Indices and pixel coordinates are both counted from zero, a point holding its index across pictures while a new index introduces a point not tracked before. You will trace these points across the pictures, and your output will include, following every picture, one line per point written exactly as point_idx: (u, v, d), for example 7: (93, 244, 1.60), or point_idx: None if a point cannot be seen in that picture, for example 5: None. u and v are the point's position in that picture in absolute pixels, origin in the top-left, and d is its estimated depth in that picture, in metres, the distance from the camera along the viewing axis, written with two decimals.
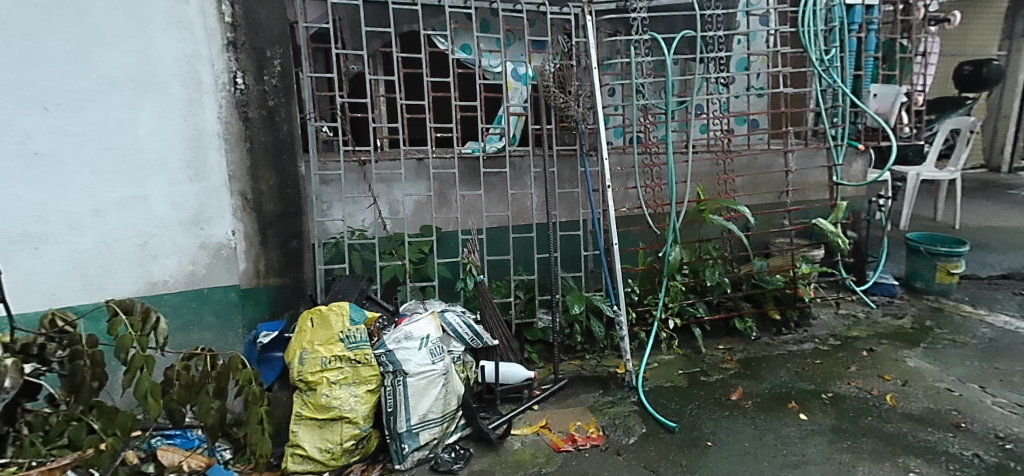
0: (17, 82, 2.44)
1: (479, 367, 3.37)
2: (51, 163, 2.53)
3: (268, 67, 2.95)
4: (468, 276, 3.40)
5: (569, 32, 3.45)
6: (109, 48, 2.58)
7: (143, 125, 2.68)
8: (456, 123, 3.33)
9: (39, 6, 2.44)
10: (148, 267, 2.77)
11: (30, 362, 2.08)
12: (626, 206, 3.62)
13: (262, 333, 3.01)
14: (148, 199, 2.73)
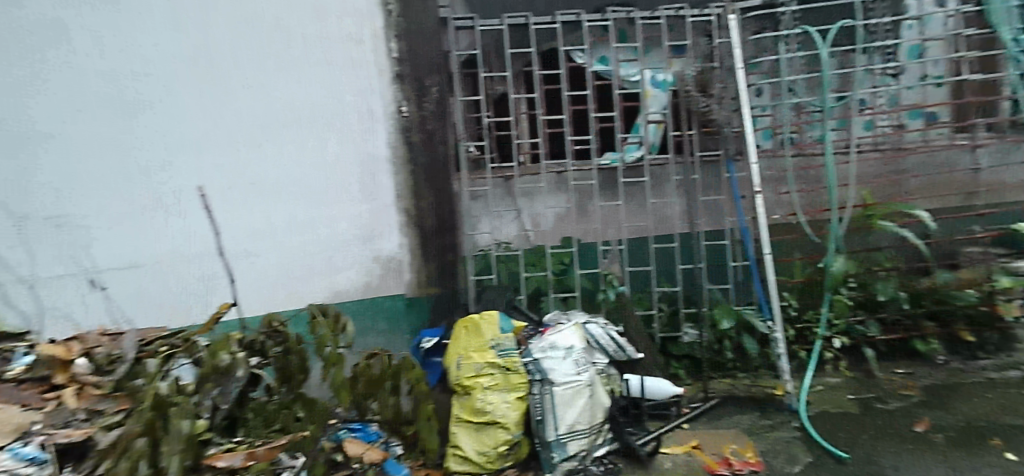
0: (236, 123, 2.88)
1: (624, 380, 3.22)
2: (261, 190, 2.95)
3: (427, 94, 3.13)
4: (609, 287, 3.41)
5: (711, 33, 3.34)
6: (304, 90, 2.95)
7: (328, 154, 3.02)
8: (594, 135, 3.36)
9: (251, 58, 2.86)
10: (332, 277, 3.11)
11: (256, 356, 2.68)
12: (778, 214, 3.37)
13: (425, 338, 3.19)
14: (333, 218, 3.07)
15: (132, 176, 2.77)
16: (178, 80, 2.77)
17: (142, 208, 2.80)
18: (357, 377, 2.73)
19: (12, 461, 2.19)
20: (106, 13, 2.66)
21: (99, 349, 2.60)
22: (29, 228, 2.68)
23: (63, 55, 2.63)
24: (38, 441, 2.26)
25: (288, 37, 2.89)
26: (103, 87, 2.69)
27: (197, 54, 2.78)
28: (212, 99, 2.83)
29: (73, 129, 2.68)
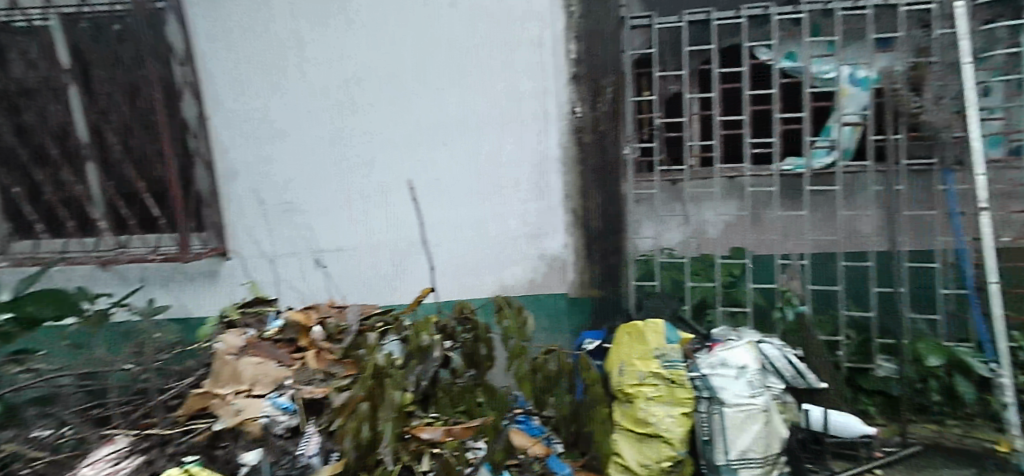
0: (427, 125, 3.08)
1: (804, 410, 2.91)
2: (444, 188, 3.13)
3: (602, 94, 3.05)
4: (787, 306, 3.10)
5: (929, 24, 2.88)
6: (490, 92, 3.05)
7: (505, 154, 3.09)
8: (777, 138, 3.02)
9: (445, 63, 3.03)
10: (501, 272, 3.20)
11: (452, 339, 2.60)
12: (1007, 236, 2.89)
13: (586, 340, 3.13)
14: (505, 215, 3.15)
15: (345, 171, 3.11)
16: (384, 85, 3.05)
17: (351, 199, 3.13)
18: (535, 372, 2.75)
19: (271, 409, 2.34)
20: (332, 28, 3.01)
21: (330, 319, 2.67)
22: (268, 212, 3.13)
23: (299, 65, 3.03)
24: (289, 393, 2.39)
25: (477, 42, 3.01)
26: (327, 92, 3.05)
27: (400, 61, 3.03)
28: (411, 103, 3.07)
29: (303, 128, 3.09)
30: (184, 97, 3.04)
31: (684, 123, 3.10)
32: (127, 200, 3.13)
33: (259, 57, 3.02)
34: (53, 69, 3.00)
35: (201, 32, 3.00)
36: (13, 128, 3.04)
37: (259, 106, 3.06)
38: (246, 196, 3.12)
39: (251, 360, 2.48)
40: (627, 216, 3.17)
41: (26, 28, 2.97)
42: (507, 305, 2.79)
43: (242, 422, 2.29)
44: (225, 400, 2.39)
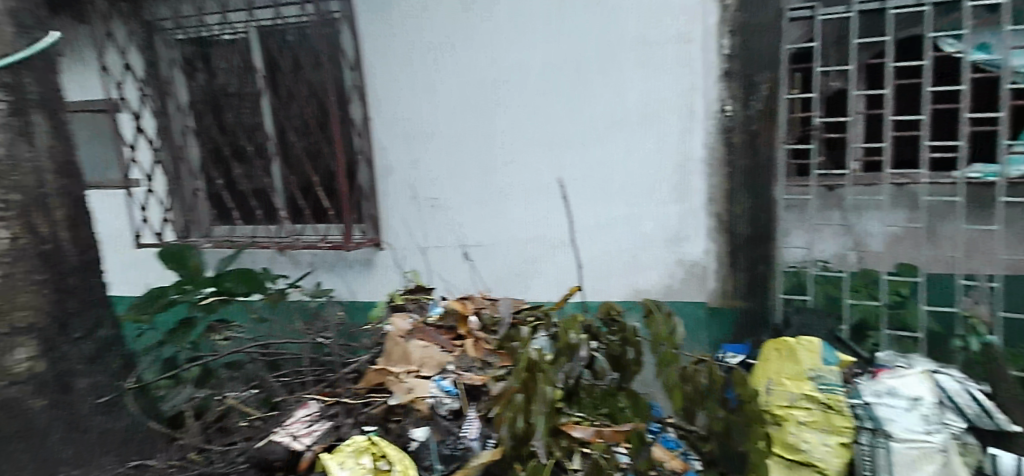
0: (566, 124, 2.96)
1: (988, 454, 2.46)
2: (581, 188, 3.00)
3: (756, 92, 2.70)
4: (970, 336, 2.60)
5: None
6: (637, 90, 2.85)
7: (645, 154, 2.89)
8: (965, 141, 2.56)
9: (587, 62, 2.89)
10: (635, 276, 3.01)
11: (596, 340, 2.63)
12: None
13: (728, 353, 2.83)
14: (642, 218, 2.94)
15: (488, 168, 3.09)
16: (526, 83, 2.98)
17: (494, 196, 3.11)
18: (686, 381, 2.53)
19: (437, 391, 2.41)
20: (478, 28, 2.99)
21: (485, 310, 2.74)
22: (416, 206, 3.21)
23: (449, 65, 3.05)
24: (451, 377, 2.48)
25: (625, 38, 2.83)
26: (473, 91, 3.04)
27: (543, 59, 2.94)
28: (551, 100, 2.97)
29: (451, 127, 3.11)
30: (353, 100, 3.21)
31: (849, 123, 2.71)
32: (304, 191, 3.36)
33: (411, 58, 3.09)
34: (248, 75, 3.32)
35: (364, 35, 3.13)
36: (217, 125, 3.44)
37: (411, 105, 3.14)
38: (398, 191, 3.22)
39: (419, 343, 2.59)
40: (777, 222, 2.80)
41: (229, 37, 3.31)
42: (657, 308, 2.67)
43: (414, 400, 2.36)
44: (399, 378, 2.45)
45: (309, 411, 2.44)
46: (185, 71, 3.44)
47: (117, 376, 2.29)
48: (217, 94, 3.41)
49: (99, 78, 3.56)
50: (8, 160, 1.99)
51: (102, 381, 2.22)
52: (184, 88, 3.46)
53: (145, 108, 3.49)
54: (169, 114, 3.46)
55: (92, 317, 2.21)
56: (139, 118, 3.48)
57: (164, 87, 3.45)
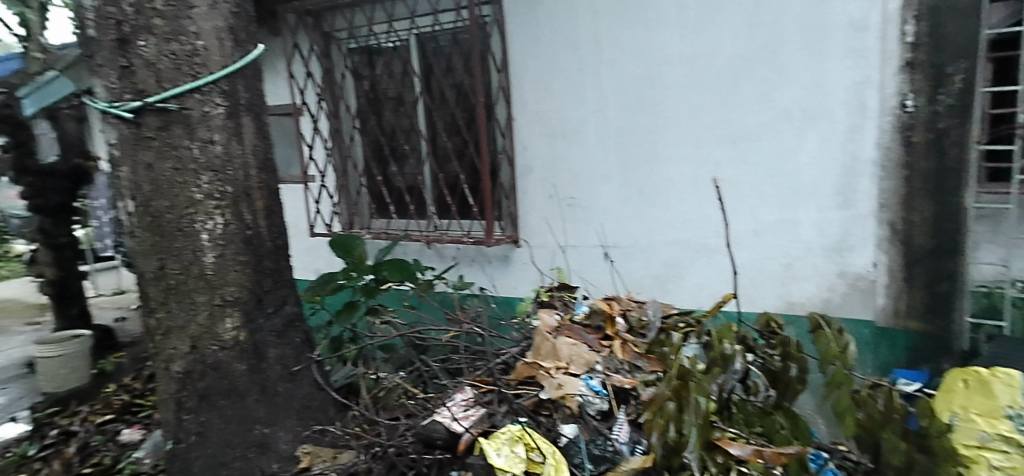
0: (716, 122, 2.78)
1: None
2: (730, 190, 2.81)
3: (946, 84, 2.35)
4: None
5: None
6: (799, 85, 2.60)
7: (805, 155, 2.64)
8: None
9: (743, 56, 2.69)
10: (788, 286, 2.77)
11: (752, 353, 2.26)
12: None
13: (901, 380, 2.50)
14: (799, 223, 2.70)
15: (628, 169, 2.99)
16: (675, 80, 2.83)
17: (635, 197, 3.00)
18: (860, 407, 2.10)
19: (585, 389, 2.10)
20: (627, 24, 2.89)
21: (632, 312, 2.42)
22: (555, 207, 3.20)
23: (595, 63, 2.99)
24: (601, 376, 2.15)
25: (788, 30, 2.59)
26: (619, 88, 2.95)
27: (694, 53, 2.77)
28: (701, 97, 2.79)
29: (593, 127, 3.04)
30: (498, 102, 3.29)
31: None
32: (451, 188, 3.51)
33: (558, 57, 3.07)
34: (405, 78, 3.50)
35: (512, 38, 3.18)
36: (379, 126, 3.68)
37: (555, 103, 3.12)
38: (537, 191, 3.23)
39: (567, 340, 2.25)
40: (971, 234, 2.40)
41: (393, 44, 3.50)
42: (827, 324, 2.28)
43: (565, 397, 2.05)
44: (548, 372, 2.14)
45: (466, 396, 2.20)
46: (354, 76, 3.71)
47: (300, 350, 2.66)
48: (380, 98, 3.65)
49: (287, 85, 3.98)
50: (223, 158, 2.39)
51: (288, 353, 2.61)
52: (353, 92, 3.74)
53: (321, 113, 3.83)
54: (341, 117, 3.78)
55: (281, 295, 2.60)
56: (316, 121, 3.84)
57: (337, 92, 3.76)
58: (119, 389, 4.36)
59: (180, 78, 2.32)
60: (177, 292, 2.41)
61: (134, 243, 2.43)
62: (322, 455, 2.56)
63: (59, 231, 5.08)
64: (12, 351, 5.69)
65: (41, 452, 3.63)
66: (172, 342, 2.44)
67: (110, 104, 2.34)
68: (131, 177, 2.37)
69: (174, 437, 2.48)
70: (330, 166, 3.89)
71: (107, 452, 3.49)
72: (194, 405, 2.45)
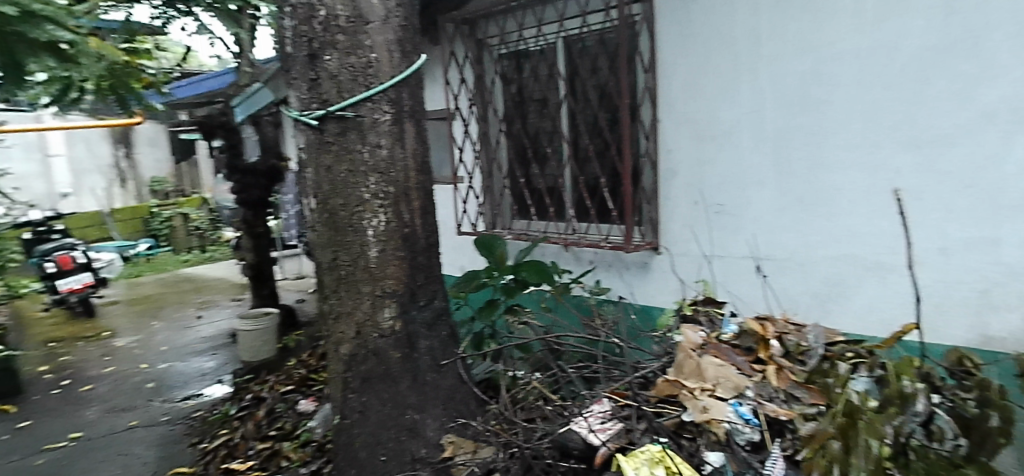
0: (897, 123, 2.39)
1: None
2: (911, 202, 2.39)
3: None
4: None
5: None
6: (1009, 79, 2.11)
7: (1012, 163, 2.14)
8: None
9: (935, 47, 2.26)
10: (985, 319, 2.27)
11: (938, 394, 1.92)
12: None
13: None
14: (1001, 245, 2.20)
15: (786, 175, 2.71)
16: (846, 77, 2.49)
17: (794, 206, 2.71)
18: None
19: (734, 416, 1.94)
20: (793, 17, 2.61)
21: (789, 336, 2.14)
22: (701, 213, 3.03)
23: (753, 61, 2.75)
24: (751, 404, 1.98)
25: (997, 13, 2.12)
26: (780, 87, 2.68)
27: (871, 46, 2.41)
28: (878, 95, 2.42)
29: (745, 129, 2.82)
30: (645, 102, 3.19)
31: None
32: (592, 191, 3.43)
33: (714, 54, 2.88)
34: (551, 81, 3.48)
35: (662, 37, 3.06)
36: (524, 128, 3.70)
37: (708, 104, 2.93)
38: (682, 196, 3.09)
39: (714, 360, 2.09)
40: None
41: (541, 47, 3.50)
42: None
43: (710, 421, 1.92)
44: (691, 394, 2.02)
45: (604, 408, 2.12)
46: (503, 81, 3.76)
47: (447, 344, 2.74)
48: (525, 100, 3.67)
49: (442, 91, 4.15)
50: (388, 161, 2.56)
51: (436, 346, 2.70)
52: (501, 96, 3.79)
53: (471, 116, 3.94)
54: (488, 120, 3.86)
55: (431, 291, 2.70)
56: (467, 125, 3.96)
57: (486, 95, 3.83)
58: (300, 363, 4.76)
59: (356, 88, 2.52)
60: (347, 282, 2.62)
61: (316, 236, 2.70)
62: (464, 447, 2.59)
63: (258, 221, 5.79)
64: (221, 322, 6.45)
65: (239, 413, 4.17)
66: (341, 326, 2.66)
67: (302, 113, 2.60)
68: (315, 178, 2.64)
69: (341, 412, 2.72)
70: (477, 168, 3.99)
71: (288, 418, 3.86)
72: (358, 385, 2.65)
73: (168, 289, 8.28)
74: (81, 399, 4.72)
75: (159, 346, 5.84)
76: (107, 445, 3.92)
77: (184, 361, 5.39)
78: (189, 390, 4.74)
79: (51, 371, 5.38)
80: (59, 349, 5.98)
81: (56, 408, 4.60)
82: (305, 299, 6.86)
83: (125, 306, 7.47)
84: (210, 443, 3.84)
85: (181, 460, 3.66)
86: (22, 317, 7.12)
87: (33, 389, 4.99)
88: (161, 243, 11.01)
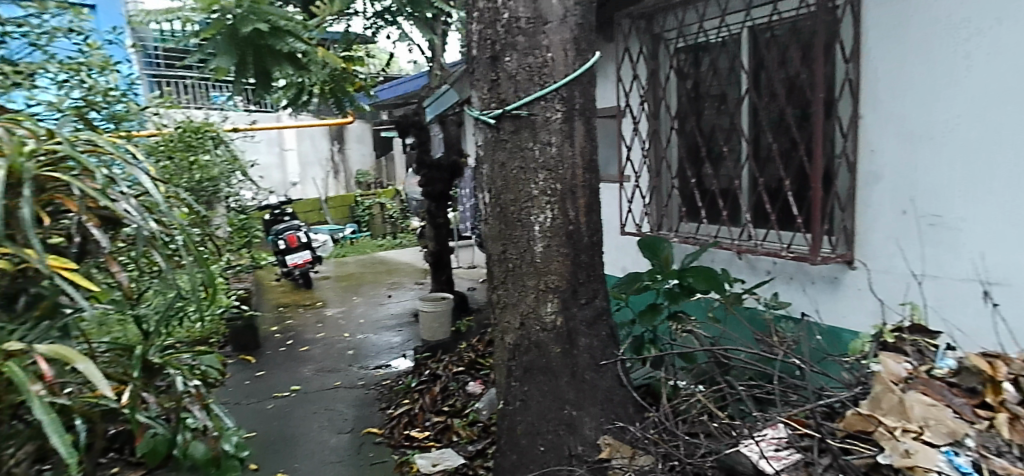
0: None
1: None
2: None
3: None
4: None
5: None
6: None
7: None
8: None
9: None
10: None
11: None
12: None
13: None
14: None
15: None
16: None
17: None
18: None
19: (947, 467, 1.63)
20: None
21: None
22: (910, 224, 2.65)
23: (984, 50, 2.35)
24: (971, 455, 1.67)
25: None
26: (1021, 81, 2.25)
27: None
28: None
29: (974, 130, 2.41)
30: (843, 97, 2.87)
31: None
32: (773, 194, 3.17)
33: (934, 43, 2.50)
34: (734, 74, 3.26)
35: (869, 24, 2.72)
36: (698, 126, 3.51)
37: (925, 100, 2.56)
38: (886, 204, 2.73)
39: (922, 398, 1.79)
40: None
41: (722, 39, 3.29)
42: None
43: (913, 468, 1.62)
44: (890, 434, 1.73)
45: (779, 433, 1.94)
46: (678, 76, 3.59)
47: (606, 345, 2.68)
48: (702, 97, 3.47)
49: (614, 88, 4.06)
50: (556, 159, 2.55)
51: (596, 345, 2.65)
52: (675, 92, 3.63)
53: (641, 114, 3.81)
54: (659, 117, 3.71)
55: (592, 289, 2.65)
56: (637, 122, 3.84)
57: (660, 92, 3.68)
58: (470, 346, 4.89)
59: (531, 88, 2.53)
60: (514, 274, 2.65)
61: (487, 229, 2.75)
62: (621, 451, 2.51)
63: (439, 212, 6.11)
64: (407, 302, 6.91)
65: (419, 386, 4.37)
66: (506, 316, 2.69)
67: (481, 112, 2.65)
68: (489, 173, 2.69)
69: (503, 399, 2.74)
70: (645, 167, 3.85)
71: (459, 397, 4.07)
72: (520, 374, 2.67)
73: (367, 269, 9.07)
74: (299, 357, 5.31)
75: (357, 319, 6.40)
76: (318, 401, 4.38)
77: (376, 334, 5.85)
78: (378, 361, 5.14)
79: (279, 331, 6.13)
80: (285, 312, 6.81)
81: (282, 362, 5.21)
82: (477, 288, 7.14)
83: (334, 281, 8.31)
84: (395, 410, 4.11)
85: (374, 422, 4.01)
86: (259, 284, 8.22)
87: (266, 345, 5.69)
88: (363, 229, 12.17)
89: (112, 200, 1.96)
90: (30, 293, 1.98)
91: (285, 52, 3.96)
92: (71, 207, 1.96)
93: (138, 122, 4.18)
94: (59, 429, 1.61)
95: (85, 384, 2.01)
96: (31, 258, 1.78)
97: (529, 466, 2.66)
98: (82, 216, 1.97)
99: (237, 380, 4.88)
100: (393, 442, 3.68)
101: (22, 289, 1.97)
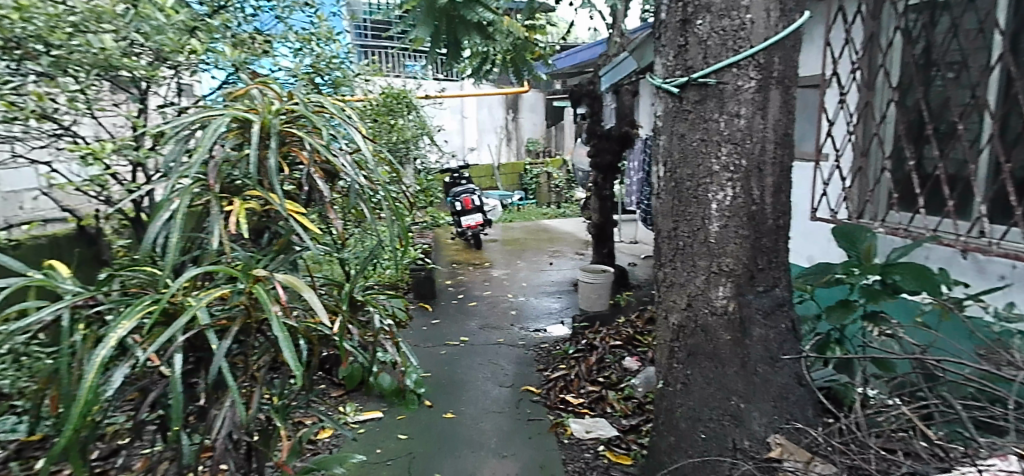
0: None
1: None
2: None
3: None
4: None
5: None
6: None
7: None
8: None
9: None
10: None
11: None
12: None
13: None
14: None
15: None
16: None
17: None
18: None
19: None
20: None
21: None
22: None
23: None
24: None
25: None
26: None
27: None
28: None
29: None
30: None
31: None
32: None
33: None
34: (986, 38, 2.79)
35: None
36: (924, 99, 3.07)
37: None
38: None
39: None
40: None
41: None
42: None
43: None
44: None
45: (1011, 466, 1.63)
46: (903, 42, 3.15)
47: (785, 338, 2.45)
48: (934, 65, 3.02)
49: (819, 55, 3.69)
50: (745, 131, 2.35)
51: (772, 337, 2.43)
52: (898, 60, 3.19)
53: (851, 84, 3.40)
54: (874, 88, 3.29)
55: (773, 276, 2.44)
56: (845, 94, 3.45)
57: (877, 59, 3.26)
58: (629, 321, 4.79)
59: (724, 53, 2.34)
60: (684, 253, 2.51)
61: (659, 204, 2.61)
62: (795, 455, 2.30)
63: (606, 184, 5.96)
64: (567, 270, 6.95)
65: (576, 353, 4.36)
66: (672, 295, 2.56)
67: (664, 80, 2.50)
68: (666, 145, 2.54)
69: (664, 379, 2.63)
70: (849, 145, 3.46)
71: (615, 370, 4.01)
72: (684, 357, 2.54)
73: (530, 235, 9.23)
74: (470, 312, 5.55)
75: (521, 281, 6.56)
76: (483, 354, 4.53)
77: (538, 298, 5.96)
78: (535, 324, 5.22)
79: (451, 284, 6.46)
80: (458, 269, 7.14)
81: (455, 313, 5.49)
82: (638, 264, 6.99)
83: (501, 244, 8.57)
84: (552, 373, 4.15)
85: (533, 381, 4.07)
86: (436, 240, 8.68)
87: (441, 297, 6.01)
88: (529, 196, 12.43)
89: (333, 154, 2.11)
90: (271, 231, 2.20)
91: (475, 22, 4.03)
92: (302, 160, 2.12)
93: (352, 88, 4.51)
94: (291, 346, 1.75)
95: (309, 311, 2.09)
96: (275, 202, 2.00)
97: (687, 451, 2.54)
98: (311, 169, 2.13)
99: (417, 324, 5.21)
100: (551, 404, 3.71)
101: (267, 227, 2.19)
